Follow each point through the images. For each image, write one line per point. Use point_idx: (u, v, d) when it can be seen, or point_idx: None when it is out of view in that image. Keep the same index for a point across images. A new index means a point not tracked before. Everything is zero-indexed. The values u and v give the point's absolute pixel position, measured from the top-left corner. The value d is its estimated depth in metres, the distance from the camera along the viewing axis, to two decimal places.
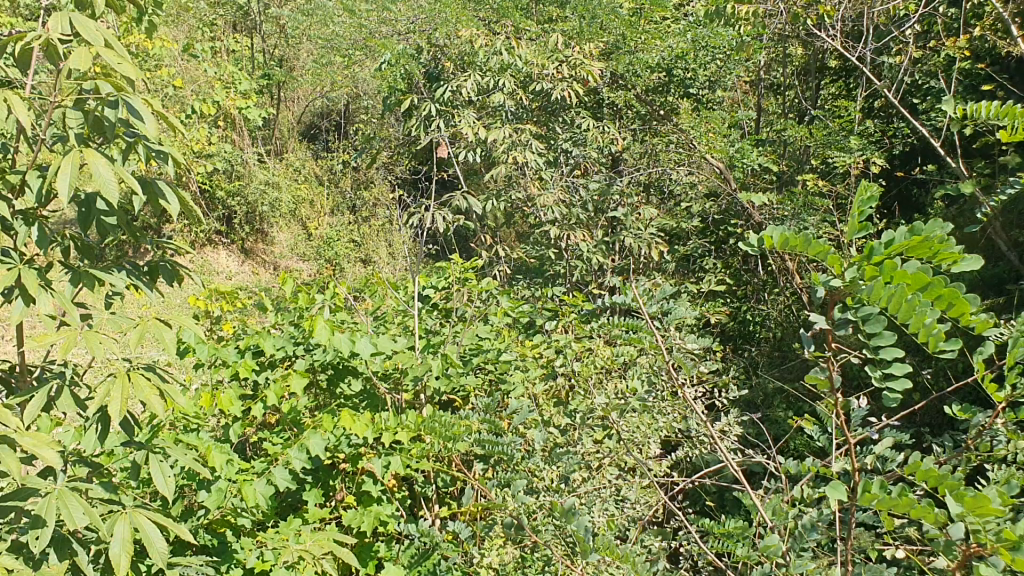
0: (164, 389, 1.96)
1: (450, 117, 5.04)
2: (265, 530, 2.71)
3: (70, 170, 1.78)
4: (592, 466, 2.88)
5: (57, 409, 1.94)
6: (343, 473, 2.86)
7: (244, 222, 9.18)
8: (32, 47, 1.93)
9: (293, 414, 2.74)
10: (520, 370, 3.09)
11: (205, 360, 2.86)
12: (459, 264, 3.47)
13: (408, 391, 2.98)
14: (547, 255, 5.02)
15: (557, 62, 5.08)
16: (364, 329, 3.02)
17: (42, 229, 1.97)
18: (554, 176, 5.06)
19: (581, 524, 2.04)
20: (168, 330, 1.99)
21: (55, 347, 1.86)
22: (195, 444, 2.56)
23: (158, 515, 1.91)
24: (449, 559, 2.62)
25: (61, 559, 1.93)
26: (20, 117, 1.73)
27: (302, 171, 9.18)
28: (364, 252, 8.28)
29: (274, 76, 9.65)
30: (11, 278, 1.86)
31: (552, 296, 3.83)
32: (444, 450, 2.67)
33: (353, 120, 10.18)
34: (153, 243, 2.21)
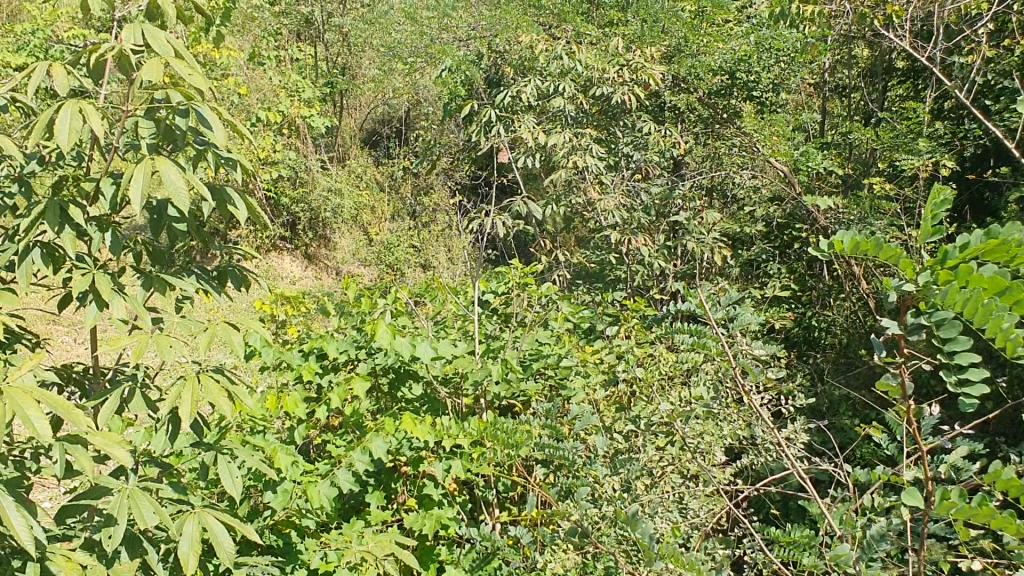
0: (233, 391, 2.01)
1: (510, 122, 4.94)
2: (328, 531, 2.74)
3: (142, 178, 1.82)
4: (654, 473, 2.84)
5: (129, 410, 2.00)
6: (405, 476, 2.89)
7: (307, 228, 9.30)
8: (104, 58, 1.99)
9: (356, 417, 2.78)
10: (580, 376, 3.08)
11: (271, 362, 2.92)
12: (519, 269, 3.47)
13: (468, 395, 3.00)
14: (607, 260, 4.99)
15: (618, 67, 5.07)
16: (425, 333, 3.05)
17: (116, 235, 2.03)
18: (615, 180, 5.04)
19: (645, 532, 2.15)
20: (236, 334, 2.04)
21: (128, 351, 1.92)
22: (261, 446, 2.60)
23: (226, 515, 1.96)
24: (510, 563, 2.63)
25: (132, 557, 1.98)
26: (94, 127, 1.78)
27: (363, 177, 9.29)
28: (424, 258, 8.33)
29: (337, 84, 9.78)
30: (86, 283, 1.92)
31: (613, 302, 3.80)
32: (506, 457, 2.68)
33: (414, 127, 10.27)
34: (222, 249, 2.26)
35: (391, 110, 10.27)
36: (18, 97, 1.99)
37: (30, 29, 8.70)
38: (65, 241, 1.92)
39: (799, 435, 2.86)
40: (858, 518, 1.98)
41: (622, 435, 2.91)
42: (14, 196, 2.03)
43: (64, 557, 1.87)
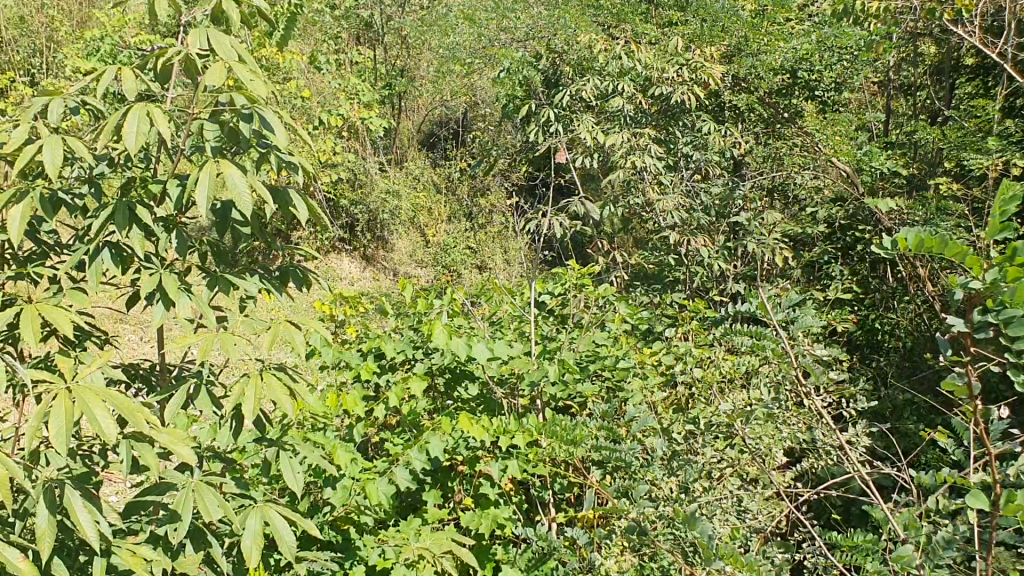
0: (294, 389, 2.04)
1: (569, 122, 5.04)
2: (386, 529, 2.76)
3: (207, 180, 1.86)
4: (712, 475, 2.80)
5: (194, 407, 2.04)
6: (462, 476, 2.90)
7: (365, 229, 9.38)
8: (171, 60, 2.04)
9: (413, 416, 2.80)
10: (638, 378, 3.07)
11: (330, 362, 2.96)
12: (576, 270, 3.45)
13: (525, 396, 2.99)
14: (666, 261, 4.95)
15: (678, 66, 5.06)
16: (481, 334, 3.06)
17: (181, 236, 2.08)
18: (673, 180, 5.02)
19: (706, 532, 2.14)
20: (298, 332, 2.08)
21: (194, 349, 1.96)
22: (321, 443, 2.64)
23: (287, 510, 1.99)
24: (567, 564, 2.62)
25: (196, 551, 2.04)
26: (162, 130, 1.82)
27: (421, 179, 9.34)
28: (480, 259, 8.37)
29: (396, 86, 9.88)
30: (153, 283, 1.97)
31: (671, 303, 3.78)
32: (565, 454, 2.69)
33: (471, 128, 10.36)
34: (284, 249, 2.31)
35: (448, 111, 10.33)
36: (89, 100, 2.05)
37: (100, 35, 8.95)
38: (133, 241, 1.97)
39: (861, 438, 2.82)
40: (924, 522, 1.94)
41: (681, 436, 2.90)
42: (84, 197, 2.09)
43: (130, 551, 1.92)
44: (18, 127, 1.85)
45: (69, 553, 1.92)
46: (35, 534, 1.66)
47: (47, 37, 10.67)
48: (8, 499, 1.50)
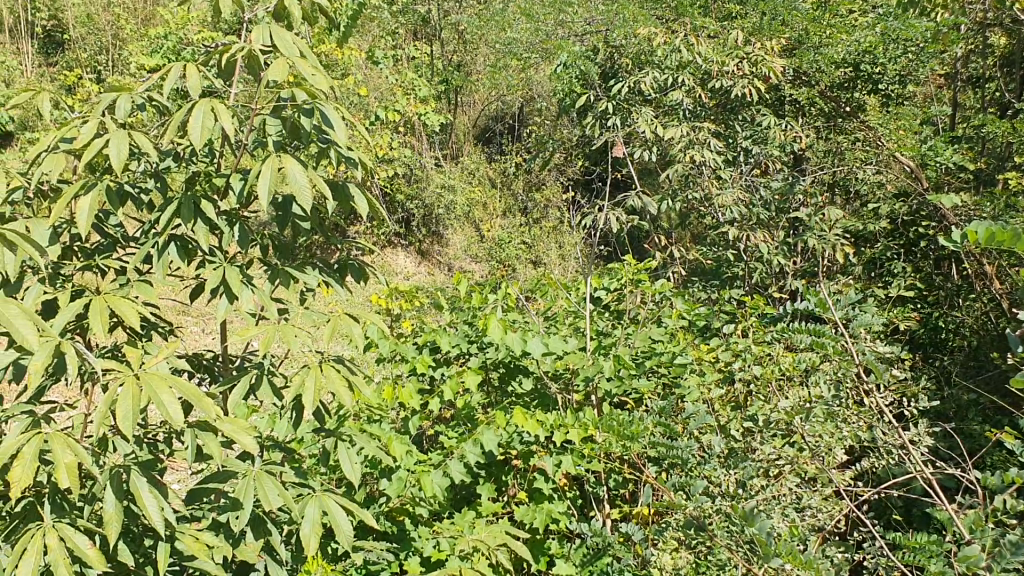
0: (353, 381, 2.07)
1: (627, 115, 5.08)
2: (441, 521, 2.78)
3: (269, 175, 1.89)
4: (770, 473, 2.77)
5: (255, 397, 2.08)
6: (516, 470, 2.91)
7: (421, 224, 9.43)
8: (235, 57, 2.08)
9: (467, 410, 2.81)
10: (695, 375, 3.04)
11: (387, 355, 2.99)
12: (633, 265, 3.43)
13: (580, 391, 2.96)
14: (725, 257, 4.94)
15: (737, 59, 4.98)
16: (537, 329, 3.06)
17: (244, 229, 2.12)
18: (733, 175, 4.99)
19: (764, 528, 2.13)
20: (356, 325, 2.11)
21: (255, 341, 2.00)
22: (377, 434, 2.66)
23: (345, 500, 2.02)
24: (622, 560, 2.61)
25: (256, 538, 2.08)
26: (225, 126, 1.85)
27: (476, 174, 9.36)
28: (535, 254, 8.34)
29: (452, 81, 9.95)
30: (216, 276, 2.01)
31: (730, 298, 3.75)
32: (621, 448, 2.68)
33: (527, 122, 10.37)
34: (343, 243, 2.33)
35: (505, 106, 10.45)
36: (155, 96, 2.09)
37: (164, 33, 9.19)
38: (197, 234, 2.01)
39: (924, 437, 2.76)
40: (990, 524, 1.90)
41: (738, 434, 2.87)
42: (150, 191, 2.14)
43: (193, 538, 1.97)
44: (88, 123, 1.90)
45: (135, 538, 1.98)
46: (103, 519, 1.71)
47: (113, 35, 10.95)
48: (77, 483, 1.55)
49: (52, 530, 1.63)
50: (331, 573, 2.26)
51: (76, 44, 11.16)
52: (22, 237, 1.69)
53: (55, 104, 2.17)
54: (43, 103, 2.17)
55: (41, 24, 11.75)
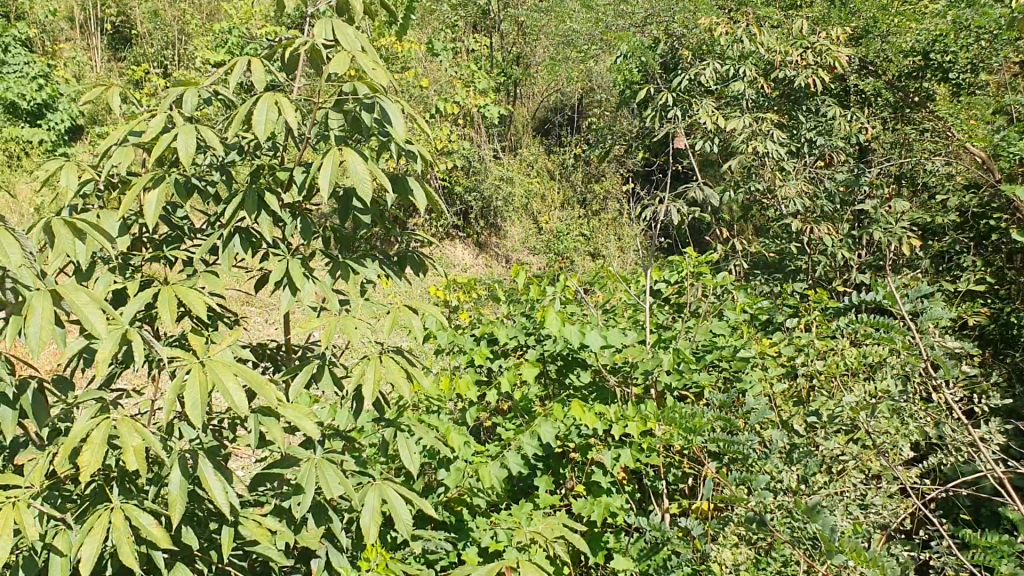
0: (411, 372, 2.09)
1: (687, 106, 5.03)
2: (498, 512, 2.79)
3: (330, 168, 1.91)
4: (832, 470, 2.71)
5: (317, 386, 2.11)
6: (574, 463, 2.90)
7: (479, 216, 9.36)
8: (297, 51, 2.10)
9: (524, 402, 2.81)
10: (757, 369, 3.01)
11: (445, 346, 3.02)
12: (693, 257, 3.39)
13: (638, 385, 2.92)
14: (788, 250, 4.88)
15: (801, 49, 5.00)
16: (595, 322, 3.03)
17: (306, 221, 2.15)
18: (795, 166, 5.02)
19: (827, 524, 2.17)
20: (416, 316, 2.12)
21: (316, 331, 2.02)
22: (435, 425, 2.69)
23: (404, 488, 2.04)
24: (680, 555, 2.57)
25: (317, 524, 2.11)
26: (287, 119, 1.88)
27: (534, 166, 9.37)
28: (593, 246, 8.41)
29: (512, 74, 10.00)
30: (279, 268, 2.04)
31: (793, 291, 3.68)
32: (682, 442, 2.66)
33: (586, 114, 10.41)
34: (403, 235, 2.36)
35: (564, 97, 10.45)
36: (220, 91, 2.13)
37: (228, 27, 9.38)
38: (261, 226, 2.05)
39: (995, 435, 2.67)
40: None
41: (802, 430, 2.82)
42: (216, 184, 2.18)
43: (256, 523, 2.01)
44: (156, 116, 1.94)
45: (200, 522, 2.02)
46: (168, 501, 1.75)
47: (178, 31, 11.20)
48: (144, 467, 1.59)
49: (118, 511, 1.67)
50: (388, 560, 2.24)
51: (142, 40, 11.46)
52: (92, 226, 1.73)
53: (124, 98, 2.22)
54: (113, 97, 2.22)
55: (110, 20, 12.10)
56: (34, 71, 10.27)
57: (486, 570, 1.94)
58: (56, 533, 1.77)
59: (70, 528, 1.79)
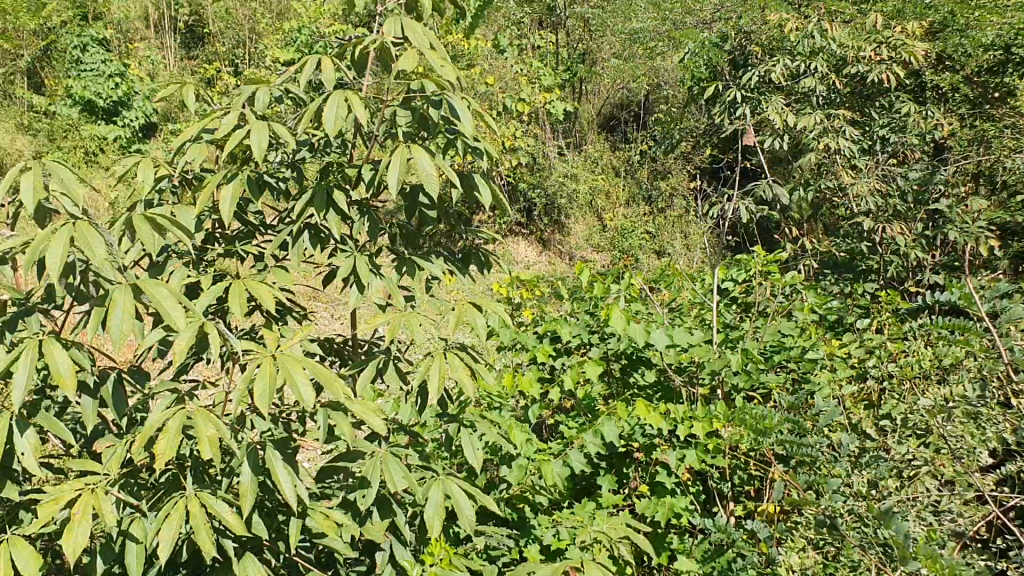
0: (475, 368, 2.09)
1: (756, 103, 5.09)
2: (560, 510, 2.78)
3: (398, 165, 1.92)
4: (904, 474, 2.66)
5: (382, 381, 2.13)
6: (638, 463, 2.88)
7: (543, 213, 9.33)
8: (367, 50, 2.12)
9: (588, 400, 2.79)
10: (826, 371, 2.99)
11: (508, 343, 3.03)
12: (762, 255, 3.33)
13: (705, 385, 2.89)
14: (859, 249, 4.82)
15: (875, 44, 4.94)
16: (660, 321, 3.00)
17: (374, 217, 2.17)
18: (868, 164, 5.01)
19: (901, 529, 2.14)
20: (481, 314, 2.12)
21: (382, 327, 2.03)
22: (498, 423, 2.69)
23: (468, 485, 2.05)
24: (745, 558, 2.53)
25: (383, 517, 2.14)
26: (355, 116, 1.89)
27: (599, 163, 9.32)
28: (659, 243, 8.35)
29: (578, 71, 9.99)
30: (347, 263, 2.06)
31: (865, 292, 3.59)
32: (750, 444, 2.62)
33: (653, 110, 10.35)
34: (468, 231, 2.36)
35: (630, 94, 10.37)
36: (292, 88, 2.17)
37: (298, 26, 9.52)
38: (330, 222, 2.07)
39: None
40: None
41: (873, 434, 2.77)
42: (287, 180, 2.21)
43: (324, 515, 2.03)
44: (230, 114, 1.97)
45: (269, 512, 2.06)
46: (240, 491, 1.78)
47: (251, 30, 11.44)
48: (217, 457, 1.62)
49: (192, 499, 1.70)
50: (452, 555, 2.22)
51: (216, 38, 11.72)
52: (171, 221, 1.77)
53: (198, 96, 2.27)
54: (187, 94, 2.27)
55: (183, 19, 12.41)
56: (111, 69, 10.54)
57: (549, 569, 1.92)
58: (132, 521, 1.83)
59: (144, 516, 1.84)
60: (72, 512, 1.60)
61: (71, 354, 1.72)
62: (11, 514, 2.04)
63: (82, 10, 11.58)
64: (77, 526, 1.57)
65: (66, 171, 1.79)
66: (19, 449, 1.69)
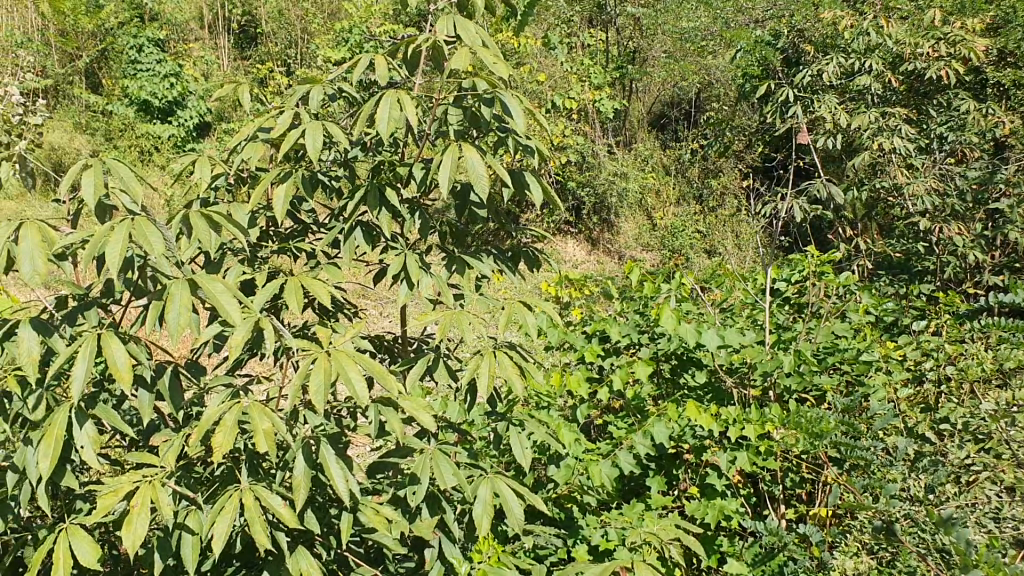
0: (525, 367, 2.09)
1: (809, 102, 5.02)
2: (609, 510, 2.76)
3: (449, 163, 1.92)
4: (963, 480, 2.60)
5: (432, 379, 2.14)
6: (688, 464, 2.86)
7: (592, 212, 9.27)
8: (420, 49, 2.13)
9: (637, 401, 2.77)
10: (882, 373, 2.94)
11: (556, 342, 3.02)
12: (816, 256, 3.28)
13: (756, 387, 2.86)
14: (914, 249, 4.72)
15: (933, 41, 4.85)
16: (712, 321, 2.98)
17: (425, 215, 2.18)
18: (925, 163, 4.91)
19: (963, 537, 2.07)
20: (531, 312, 2.12)
21: (433, 325, 2.04)
22: (546, 422, 2.68)
23: (517, 483, 2.05)
24: (797, 562, 2.50)
25: (432, 514, 2.15)
26: (407, 115, 1.89)
27: (649, 161, 9.28)
28: (710, 243, 8.27)
29: (627, 70, 9.93)
30: (398, 261, 2.07)
31: (920, 293, 3.53)
32: (805, 446, 2.58)
33: (704, 109, 10.27)
34: (518, 230, 2.37)
35: (681, 92, 10.30)
36: (345, 87, 2.19)
37: (349, 26, 9.59)
38: (382, 221, 2.08)
39: None
40: None
41: (931, 438, 2.71)
42: (339, 179, 2.23)
43: (374, 510, 2.04)
44: (284, 113, 1.99)
45: (321, 507, 2.08)
46: (293, 485, 1.80)
47: (303, 30, 11.58)
48: (272, 451, 1.64)
49: (247, 492, 1.72)
50: (500, 552, 2.23)
51: (269, 38, 11.90)
52: (228, 217, 1.79)
53: (252, 95, 2.30)
54: (241, 95, 2.30)
55: (236, 20, 12.61)
56: (165, 69, 10.72)
57: (598, 569, 1.91)
58: (188, 514, 1.85)
59: (200, 508, 1.87)
60: (130, 504, 1.63)
61: (129, 348, 1.76)
62: (70, 505, 2.09)
63: (138, 12, 11.80)
64: (135, 517, 1.60)
65: (126, 168, 1.82)
66: (78, 442, 1.73)
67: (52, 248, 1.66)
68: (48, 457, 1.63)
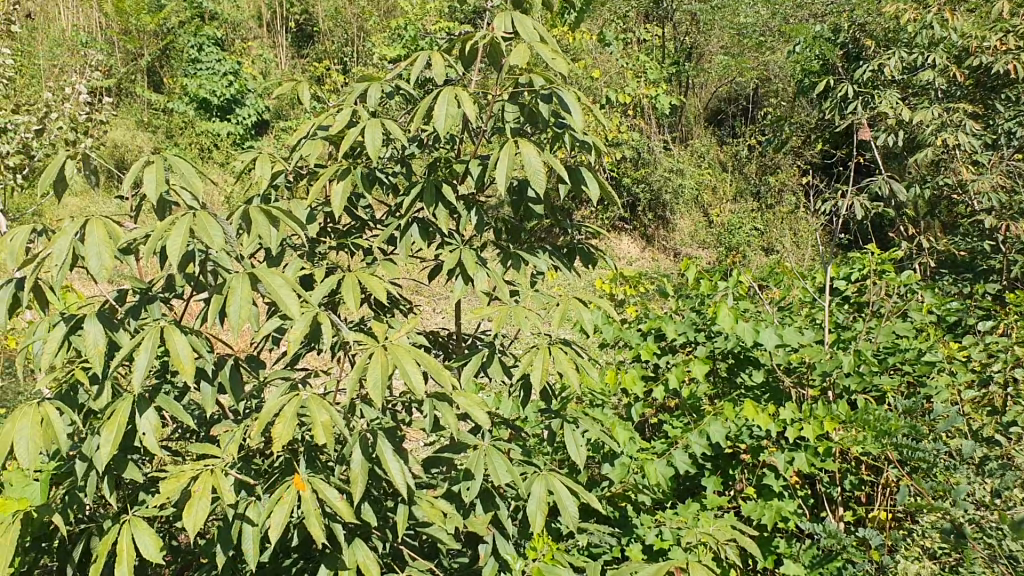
0: (579, 363, 2.09)
1: (869, 98, 4.92)
2: (663, 509, 2.74)
3: (506, 158, 1.92)
4: None
5: (487, 374, 2.14)
6: (744, 464, 2.82)
7: (647, 209, 9.19)
8: (477, 46, 2.14)
9: (693, 400, 2.76)
10: (946, 374, 2.87)
11: (611, 340, 3.00)
12: (877, 254, 3.21)
13: (815, 387, 2.82)
14: (980, 248, 4.62)
15: (1000, 33, 4.66)
16: (770, 320, 2.93)
17: (481, 212, 2.19)
18: (992, 159, 4.78)
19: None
20: (586, 308, 2.12)
21: (489, 320, 2.05)
22: (600, 419, 2.67)
23: (570, 480, 2.05)
24: (857, 565, 2.46)
25: (486, 510, 2.16)
26: (464, 112, 1.90)
27: (706, 158, 9.19)
28: (767, 241, 8.16)
29: (684, 65, 9.84)
30: (454, 257, 2.08)
31: (984, 292, 3.45)
32: (870, 445, 2.54)
33: (761, 104, 10.15)
34: (573, 226, 2.36)
35: (738, 88, 10.18)
36: (402, 85, 2.20)
37: (405, 24, 9.65)
38: (439, 218, 2.10)
39: None
40: None
41: (997, 442, 2.64)
42: (396, 176, 2.24)
43: (430, 504, 2.06)
44: (343, 110, 2.01)
45: (377, 500, 2.10)
46: (350, 478, 1.82)
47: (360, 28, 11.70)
48: (330, 442, 1.65)
49: (306, 483, 1.74)
50: (555, 550, 2.21)
51: (327, 36, 12.04)
52: (286, 213, 1.82)
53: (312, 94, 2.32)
54: (302, 94, 2.33)
55: (294, 19, 12.78)
56: (225, 67, 10.91)
57: (652, 569, 1.91)
58: (248, 503, 1.88)
59: (260, 498, 1.90)
60: (192, 490, 1.66)
61: (191, 341, 1.79)
62: (133, 493, 2.14)
63: (200, 11, 12.02)
64: (196, 502, 1.63)
65: (187, 164, 1.86)
66: (140, 429, 1.77)
67: (116, 243, 1.70)
68: (111, 443, 1.67)
